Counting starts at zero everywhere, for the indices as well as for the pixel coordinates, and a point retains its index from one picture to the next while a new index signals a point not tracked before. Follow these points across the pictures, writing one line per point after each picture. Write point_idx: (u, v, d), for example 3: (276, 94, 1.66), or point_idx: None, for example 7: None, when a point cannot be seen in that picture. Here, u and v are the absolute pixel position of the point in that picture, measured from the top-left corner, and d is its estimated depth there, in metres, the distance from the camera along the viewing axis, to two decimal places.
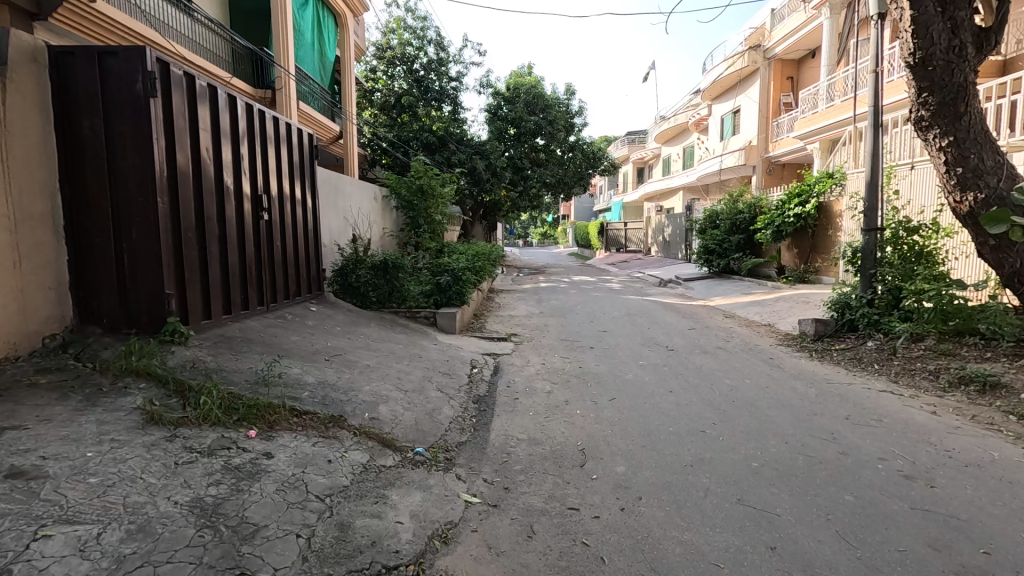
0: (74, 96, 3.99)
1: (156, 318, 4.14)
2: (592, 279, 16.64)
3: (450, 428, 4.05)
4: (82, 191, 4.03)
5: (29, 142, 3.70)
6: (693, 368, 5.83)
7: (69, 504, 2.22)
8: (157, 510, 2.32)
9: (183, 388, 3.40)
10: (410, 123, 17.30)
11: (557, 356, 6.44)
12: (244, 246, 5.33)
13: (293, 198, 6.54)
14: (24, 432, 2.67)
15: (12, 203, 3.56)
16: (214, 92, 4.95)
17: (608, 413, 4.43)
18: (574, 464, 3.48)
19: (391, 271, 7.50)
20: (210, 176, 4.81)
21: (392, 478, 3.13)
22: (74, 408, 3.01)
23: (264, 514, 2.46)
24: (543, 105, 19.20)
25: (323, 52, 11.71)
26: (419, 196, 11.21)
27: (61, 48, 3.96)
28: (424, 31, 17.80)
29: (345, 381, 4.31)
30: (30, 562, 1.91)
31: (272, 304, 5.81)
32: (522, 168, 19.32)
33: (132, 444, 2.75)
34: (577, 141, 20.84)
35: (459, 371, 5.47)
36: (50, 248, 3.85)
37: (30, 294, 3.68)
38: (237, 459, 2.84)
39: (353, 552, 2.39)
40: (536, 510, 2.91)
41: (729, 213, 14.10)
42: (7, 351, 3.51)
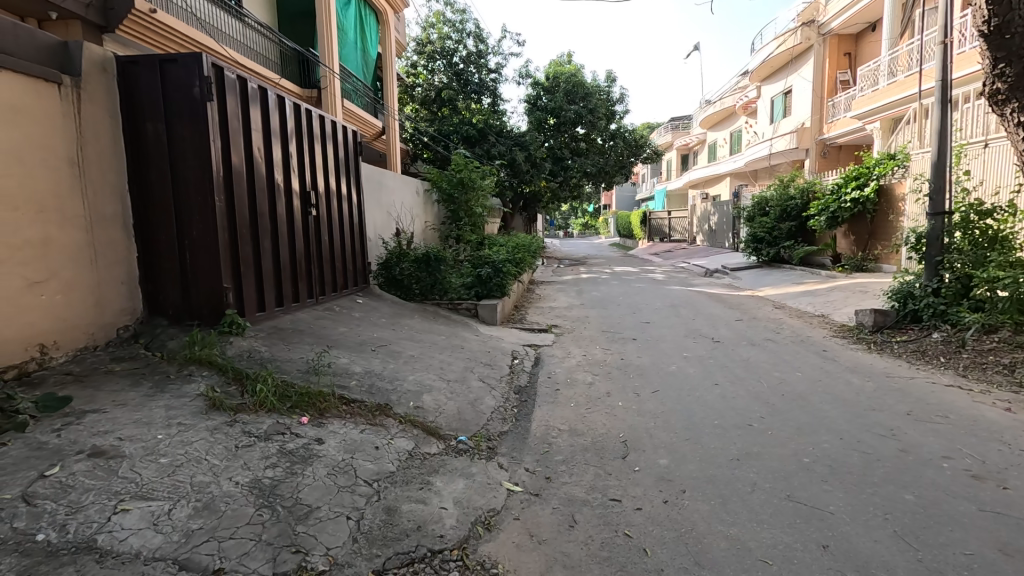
0: (138, 103, 4.26)
1: (216, 309, 4.38)
2: (635, 269, 16.37)
3: (492, 418, 4.11)
4: (148, 192, 4.31)
5: (100, 147, 4.00)
6: (740, 361, 5.65)
7: (143, 481, 2.40)
8: (221, 489, 2.48)
9: (241, 376, 3.60)
10: (450, 117, 17.47)
11: (599, 348, 6.39)
12: (294, 240, 5.56)
13: (339, 193, 6.74)
14: (103, 415, 2.91)
15: (88, 205, 3.86)
16: (264, 93, 5.16)
17: (650, 405, 4.37)
18: (615, 455, 3.47)
19: (433, 264, 7.65)
20: (262, 175, 5.04)
21: (436, 465, 3.21)
22: (146, 394, 3.25)
23: (316, 496, 2.59)
24: (584, 93, 18.90)
25: (366, 49, 11.99)
26: (459, 189, 11.34)
27: (126, 58, 4.23)
28: (463, 24, 17.88)
29: (391, 371, 4.44)
30: (112, 533, 2.08)
31: (321, 297, 6.05)
32: (562, 158, 19.19)
33: (197, 428, 2.94)
34: (619, 129, 20.38)
35: (500, 362, 5.53)
36: (121, 246, 4.16)
37: (105, 288, 3.99)
38: (292, 444, 2.99)
39: (400, 535, 2.48)
40: (578, 500, 2.92)
41: (779, 199, 13.51)
42: (87, 341, 3.83)
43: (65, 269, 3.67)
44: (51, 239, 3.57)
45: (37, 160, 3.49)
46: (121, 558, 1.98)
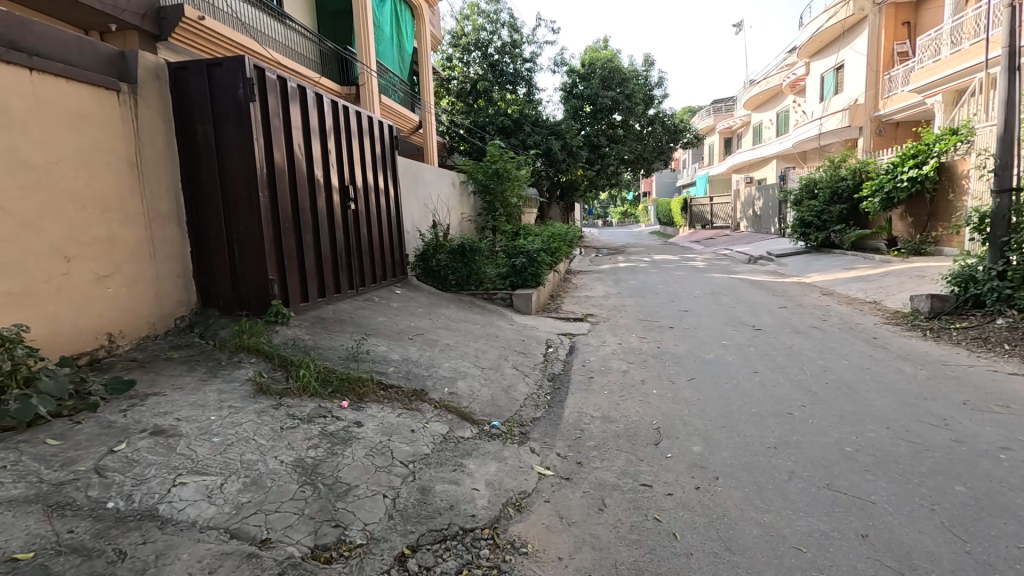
0: (188, 106, 4.51)
1: (262, 300, 4.61)
2: (675, 257, 16.00)
3: (525, 404, 4.17)
4: (199, 190, 4.57)
5: (156, 149, 4.28)
6: (782, 348, 5.48)
7: (198, 458, 2.60)
8: (267, 467, 2.65)
9: (286, 363, 3.81)
10: (486, 108, 17.50)
11: (635, 336, 6.33)
12: (333, 234, 5.75)
13: (377, 187, 6.91)
14: (163, 397, 3.15)
15: (146, 203, 4.15)
16: (304, 92, 5.36)
17: (685, 393, 4.32)
18: (648, 442, 3.46)
19: (468, 254, 7.77)
20: (303, 172, 5.24)
21: (469, 449, 3.30)
22: (200, 378, 3.49)
23: (355, 475, 2.72)
24: (620, 79, 18.49)
25: (402, 45, 12.18)
26: (495, 179, 11.41)
27: (177, 64, 4.49)
28: (497, 14, 17.88)
29: (426, 358, 4.57)
30: (171, 503, 2.26)
31: (361, 288, 6.27)
32: (599, 146, 18.89)
33: (246, 410, 3.14)
34: (658, 114, 19.86)
35: (534, 350, 5.58)
36: (176, 242, 4.45)
37: (163, 282, 4.29)
38: (332, 426, 3.15)
39: (433, 514, 2.57)
40: (609, 485, 2.94)
41: (829, 180, 12.89)
42: (149, 330, 4.14)
43: (127, 264, 3.98)
44: (115, 235, 3.87)
45: (100, 162, 3.77)
46: (179, 525, 2.15)
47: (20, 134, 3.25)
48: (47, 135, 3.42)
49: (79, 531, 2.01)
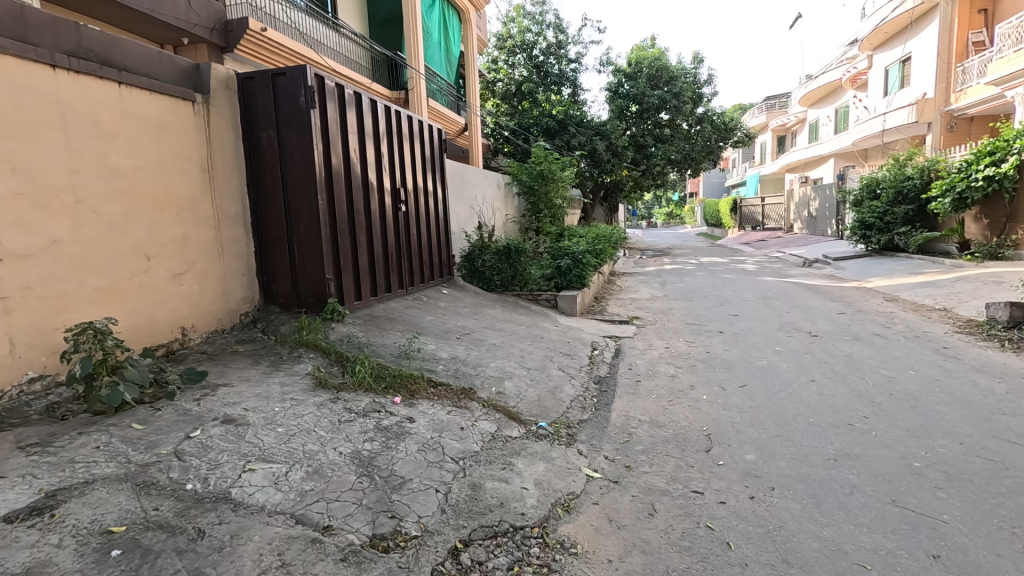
0: (254, 114, 4.77)
1: (319, 298, 4.81)
2: (724, 260, 15.52)
3: (571, 405, 4.18)
4: (263, 193, 4.82)
5: (225, 155, 4.55)
6: (842, 356, 5.23)
7: (264, 446, 2.76)
8: (328, 457, 2.78)
9: (342, 359, 3.98)
10: (531, 110, 17.61)
11: (683, 340, 6.20)
12: (384, 234, 5.93)
13: (426, 190, 7.08)
14: (231, 388, 3.36)
15: (215, 206, 4.42)
16: (359, 98, 5.56)
17: (737, 399, 4.21)
18: (698, 448, 3.40)
19: (514, 255, 7.85)
20: (358, 175, 5.44)
21: (518, 448, 3.34)
22: (265, 371, 3.70)
23: (409, 469, 2.82)
24: (668, 77, 18.09)
25: (449, 50, 12.42)
26: (539, 181, 11.46)
27: (244, 75, 4.76)
28: (543, 16, 17.98)
29: (474, 358, 4.65)
30: (242, 487, 2.42)
31: (411, 287, 6.45)
32: (644, 146, 18.58)
33: (307, 403, 3.30)
34: (706, 112, 19.33)
35: (580, 352, 5.57)
36: (241, 242, 4.72)
37: (230, 280, 4.56)
38: (386, 421, 3.26)
39: (484, 510, 2.63)
40: (658, 490, 2.91)
41: (893, 179, 12.20)
42: (217, 325, 4.42)
43: (199, 262, 4.26)
44: (188, 236, 4.15)
45: (176, 168, 4.06)
46: (250, 509, 2.29)
47: (109, 142, 3.55)
48: (132, 143, 3.71)
49: (163, 509, 2.18)
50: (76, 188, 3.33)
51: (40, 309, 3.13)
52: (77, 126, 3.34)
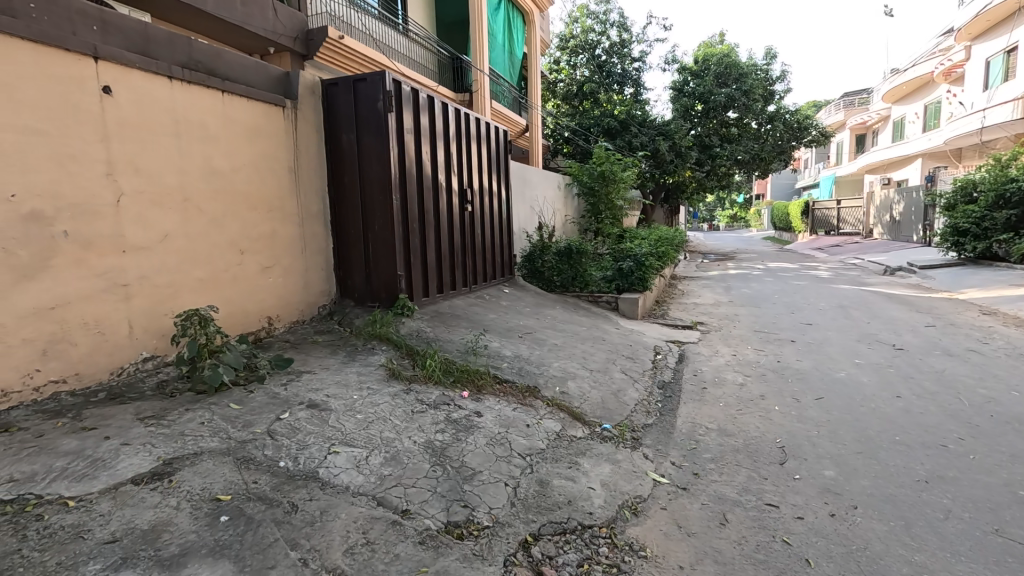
0: (336, 118, 5.05)
1: (391, 294, 5.02)
2: (793, 265, 14.74)
3: (635, 409, 4.15)
4: (341, 192, 5.10)
5: (309, 157, 4.85)
6: (932, 372, 4.87)
7: (346, 431, 2.93)
8: (403, 445, 2.92)
9: (412, 353, 4.16)
10: (592, 110, 17.49)
11: (751, 348, 5.97)
12: (451, 232, 6.10)
13: (490, 190, 7.22)
14: (313, 375, 3.59)
15: (300, 206, 4.73)
16: (431, 101, 5.75)
17: (812, 412, 4.01)
18: (772, 460, 3.28)
19: (575, 256, 7.86)
20: (428, 176, 5.63)
21: (583, 448, 3.36)
22: (342, 361, 3.92)
23: (478, 461, 2.91)
24: (737, 74, 17.37)
25: (513, 51, 12.56)
26: (600, 181, 11.36)
27: (328, 81, 5.04)
28: (607, 15, 17.82)
29: (537, 357, 4.71)
30: (328, 468, 2.59)
31: (474, 285, 6.60)
32: (710, 146, 17.95)
33: (382, 392, 3.47)
34: (778, 110, 18.43)
35: (642, 356, 5.49)
36: (321, 239, 5.01)
37: (311, 274, 4.86)
38: (456, 414, 3.38)
39: (552, 506, 2.67)
40: (730, 500, 2.84)
41: (993, 182, 11.16)
42: (298, 316, 4.73)
43: (285, 257, 4.57)
44: (276, 233, 4.46)
45: (268, 170, 4.38)
46: (337, 488, 2.45)
47: (212, 146, 3.88)
48: (231, 146, 4.04)
49: (262, 482, 2.38)
50: (185, 188, 3.68)
51: (153, 296, 3.48)
52: (187, 131, 3.69)
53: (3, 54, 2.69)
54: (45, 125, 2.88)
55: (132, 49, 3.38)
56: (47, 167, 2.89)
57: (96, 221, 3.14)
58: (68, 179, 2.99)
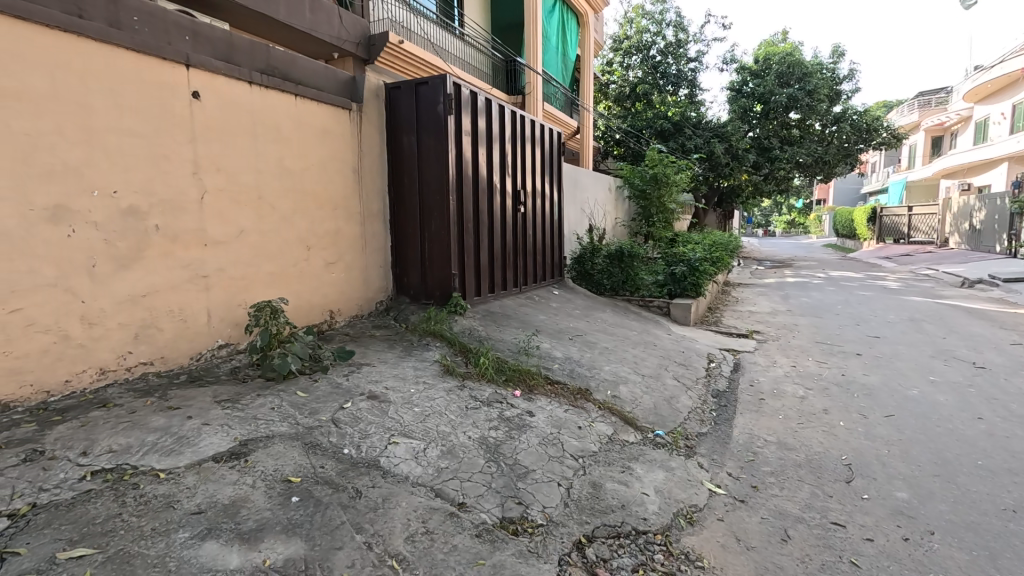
0: (398, 120, 5.22)
1: (444, 292, 5.13)
2: (858, 275, 13.92)
3: (689, 417, 4.06)
4: (400, 193, 5.26)
5: (371, 158, 5.04)
6: (1018, 394, 4.49)
7: (404, 423, 3.03)
8: (458, 439, 2.99)
9: (465, 350, 4.24)
10: (645, 112, 17.22)
11: (812, 360, 5.70)
12: (503, 233, 6.17)
13: (543, 192, 7.24)
14: (373, 368, 3.73)
15: (362, 205, 4.92)
16: (489, 104, 5.84)
17: (881, 430, 3.79)
18: (837, 478, 3.13)
19: (626, 259, 7.76)
20: (484, 177, 5.71)
21: (635, 453, 3.32)
22: (399, 355, 4.06)
23: (532, 460, 2.94)
24: (801, 74, 16.61)
25: (566, 53, 12.53)
26: (652, 184, 11.16)
27: (391, 85, 5.21)
28: (662, 15, 17.48)
29: (588, 359, 4.69)
30: (388, 458, 2.68)
31: (524, 286, 6.65)
32: (769, 148, 17.26)
33: (437, 387, 3.57)
34: (845, 111, 17.49)
35: (695, 363, 5.36)
36: (380, 238, 5.19)
37: (370, 271, 5.05)
38: (508, 412, 3.42)
39: (606, 509, 2.66)
40: (791, 515, 2.74)
41: None
42: (357, 310, 4.91)
43: (347, 254, 4.76)
44: (339, 230, 4.66)
45: (334, 170, 4.58)
46: (397, 477, 2.54)
47: (285, 147, 4.10)
48: (302, 148, 4.26)
49: (328, 467, 2.50)
50: (260, 187, 3.91)
51: (229, 288, 3.72)
52: (263, 133, 3.92)
53: (109, 63, 2.95)
54: (143, 128, 3.13)
55: (218, 56, 3.62)
56: (144, 166, 3.15)
57: (183, 217, 3.39)
58: (160, 177, 3.25)
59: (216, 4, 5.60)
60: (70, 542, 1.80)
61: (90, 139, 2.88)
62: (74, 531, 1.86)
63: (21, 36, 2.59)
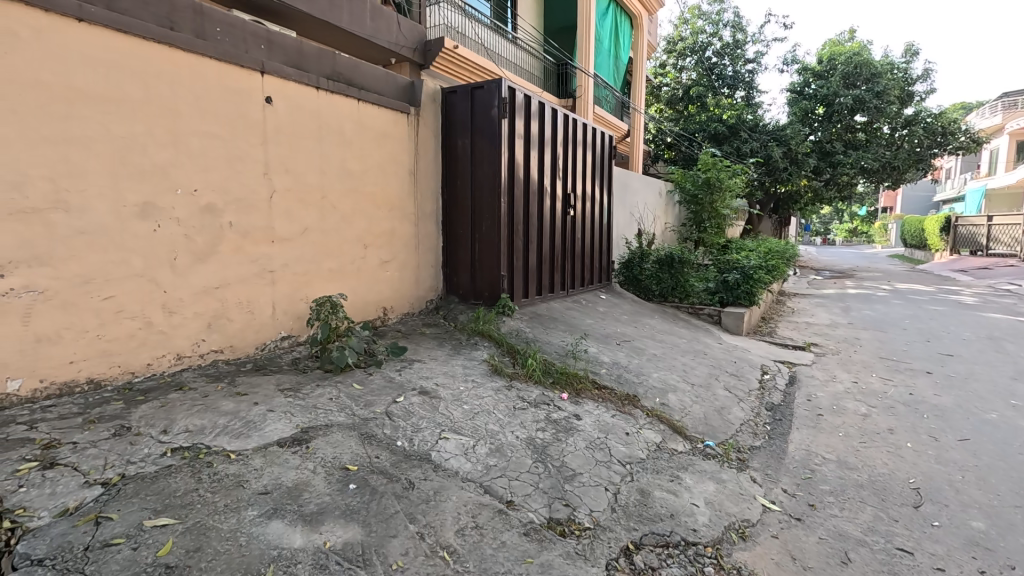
0: (453, 124, 5.34)
1: (493, 293, 5.20)
2: (930, 289, 13.00)
3: (741, 429, 3.93)
4: (453, 195, 5.38)
5: (427, 160, 5.17)
6: None
7: (454, 420, 3.10)
8: (506, 439, 3.02)
9: (513, 351, 4.28)
10: (698, 115, 16.80)
11: (876, 376, 5.38)
12: (552, 236, 6.18)
13: (592, 196, 7.20)
14: (423, 364, 3.83)
15: (416, 206, 5.05)
16: (542, 108, 5.87)
17: (955, 455, 3.55)
18: (904, 502, 2.96)
19: (676, 265, 7.60)
20: (535, 180, 5.75)
21: (685, 463, 3.26)
22: (448, 353, 4.15)
23: (579, 463, 2.94)
24: (869, 74, 15.72)
25: (618, 56, 12.39)
26: (705, 189, 10.85)
27: (447, 89, 5.34)
28: (720, 15, 17.01)
29: (636, 365, 4.62)
30: (439, 452, 2.75)
31: (571, 289, 6.64)
32: (832, 153, 16.43)
33: (486, 386, 3.62)
34: (918, 113, 16.42)
35: (748, 375, 5.18)
36: (433, 238, 5.32)
37: (422, 269, 5.17)
38: (556, 414, 3.43)
39: (654, 518, 2.63)
40: (853, 538, 2.61)
41: None
42: (409, 308, 5.05)
43: (401, 253, 4.91)
44: (394, 230, 4.81)
45: (391, 172, 4.74)
46: (448, 472, 2.61)
47: (347, 149, 4.28)
48: (362, 151, 4.43)
49: (383, 458, 2.60)
50: (323, 187, 4.09)
51: (292, 283, 3.92)
52: (328, 136, 4.11)
53: (194, 70, 3.18)
54: (221, 130, 3.35)
55: (290, 63, 3.82)
56: (221, 166, 3.37)
57: (255, 215, 3.61)
58: (235, 177, 3.47)
59: (286, 13, 5.89)
60: (154, 511, 1.96)
61: (176, 141, 3.12)
62: (159, 502, 2.02)
63: (121, 47, 2.84)
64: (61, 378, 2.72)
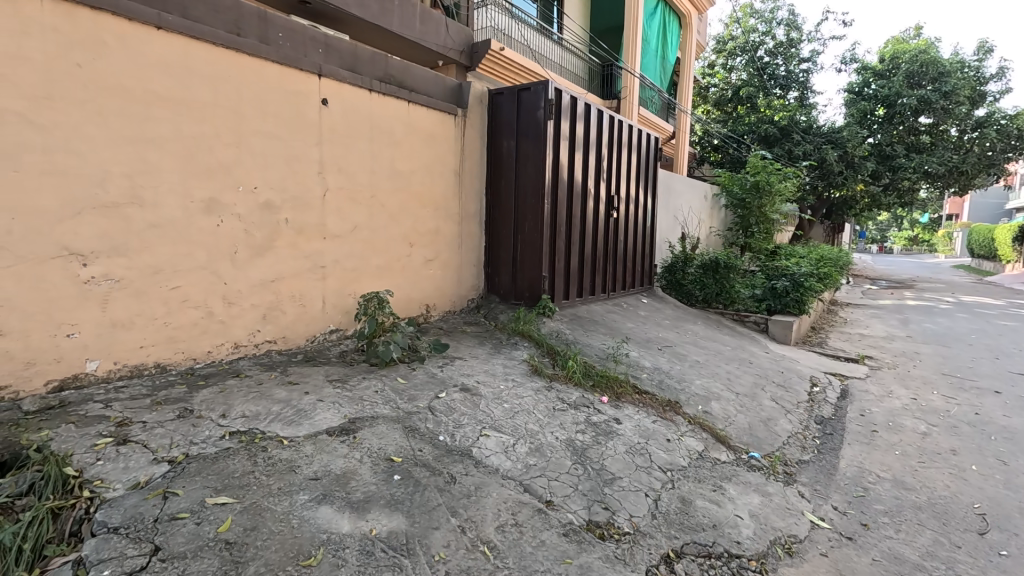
0: (499, 125, 5.39)
1: (534, 294, 5.21)
2: (999, 302, 12.13)
3: (788, 442, 3.79)
4: (497, 195, 5.43)
5: (472, 161, 5.24)
6: None
7: (494, 418, 3.13)
8: (546, 439, 3.03)
9: (553, 352, 4.28)
10: (747, 116, 16.28)
11: (937, 394, 5.08)
12: (594, 238, 6.14)
13: (636, 199, 7.11)
14: (464, 362, 3.88)
15: (460, 206, 5.13)
16: (587, 109, 5.84)
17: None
18: (967, 528, 2.79)
19: (721, 271, 7.40)
20: (578, 182, 5.73)
21: (728, 473, 3.18)
22: (489, 351, 4.19)
23: (618, 467, 2.91)
24: (936, 72, 14.83)
25: (666, 56, 12.15)
26: (753, 193, 10.42)
27: (494, 91, 5.39)
28: (774, 13, 16.46)
29: (677, 372, 4.54)
30: (479, 449, 2.79)
31: (612, 292, 6.57)
32: (892, 156, 15.58)
33: (526, 386, 3.64)
34: (990, 114, 15.35)
35: (796, 386, 4.98)
36: (476, 238, 5.39)
37: (464, 268, 5.25)
38: (595, 417, 3.41)
39: (696, 527, 2.58)
40: (909, 561, 2.48)
41: None
42: (450, 306, 5.14)
43: (444, 252, 5.00)
44: (439, 229, 4.91)
45: (437, 172, 4.83)
46: (488, 468, 2.64)
47: (395, 149, 4.39)
48: (410, 151, 4.53)
49: (426, 451, 2.66)
50: (373, 186, 4.22)
51: (341, 278, 4.06)
52: (378, 137, 4.23)
53: (256, 73, 3.35)
54: (280, 131, 3.52)
55: (345, 66, 3.96)
56: (279, 165, 3.53)
57: (309, 212, 3.76)
58: (292, 175, 3.62)
59: (341, 17, 6.10)
60: (215, 489, 2.08)
61: (240, 140, 3.29)
62: (219, 481, 2.14)
63: (193, 52, 3.02)
64: (132, 361, 2.92)
